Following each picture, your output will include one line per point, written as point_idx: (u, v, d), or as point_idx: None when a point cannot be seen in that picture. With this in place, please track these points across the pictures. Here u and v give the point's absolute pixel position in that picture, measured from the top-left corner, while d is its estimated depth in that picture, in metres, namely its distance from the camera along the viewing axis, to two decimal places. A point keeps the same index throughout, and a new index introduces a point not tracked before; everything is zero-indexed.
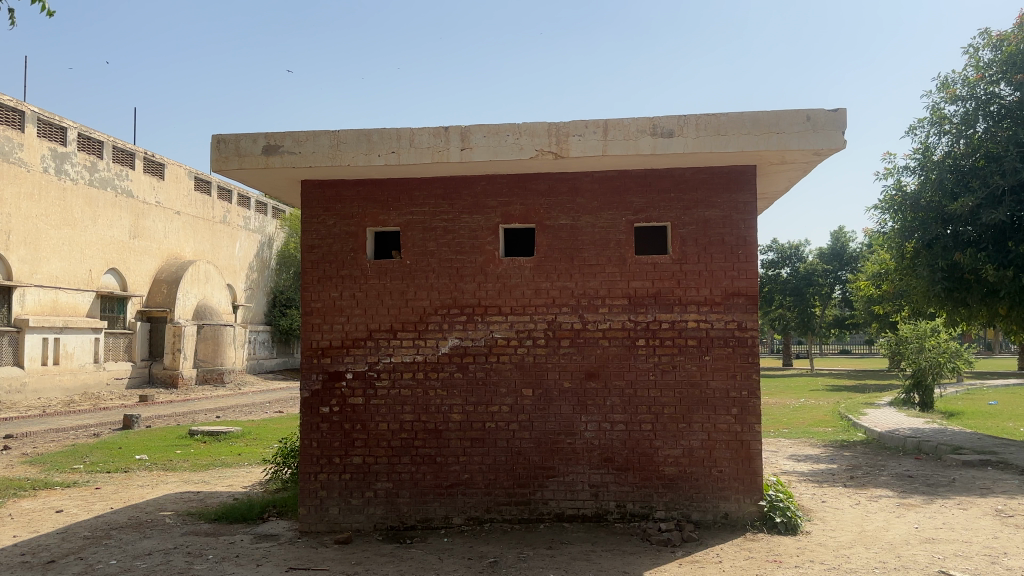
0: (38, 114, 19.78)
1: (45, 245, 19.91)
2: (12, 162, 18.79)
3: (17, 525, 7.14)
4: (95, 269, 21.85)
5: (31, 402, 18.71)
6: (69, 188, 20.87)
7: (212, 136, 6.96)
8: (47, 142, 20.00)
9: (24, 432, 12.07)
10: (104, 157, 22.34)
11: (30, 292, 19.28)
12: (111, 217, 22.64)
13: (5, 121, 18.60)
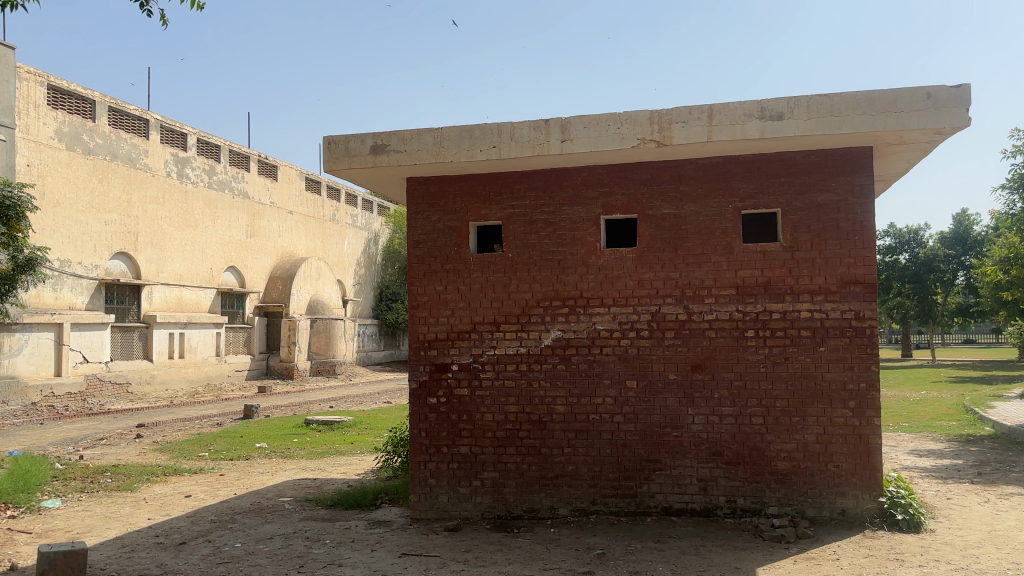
0: (161, 122, 21.01)
1: (170, 245, 21.12)
2: (138, 168, 20.05)
3: (151, 508, 7.63)
4: (216, 268, 23.11)
5: (160, 393, 19.90)
6: (190, 191, 22.08)
7: (323, 138, 7.22)
8: (169, 148, 21.24)
9: (156, 421, 12.86)
10: (222, 161, 23.56)
11: (156, 290, 20.52)
12: (229, 218, 23.82)
13: (131, 130, 19.87)
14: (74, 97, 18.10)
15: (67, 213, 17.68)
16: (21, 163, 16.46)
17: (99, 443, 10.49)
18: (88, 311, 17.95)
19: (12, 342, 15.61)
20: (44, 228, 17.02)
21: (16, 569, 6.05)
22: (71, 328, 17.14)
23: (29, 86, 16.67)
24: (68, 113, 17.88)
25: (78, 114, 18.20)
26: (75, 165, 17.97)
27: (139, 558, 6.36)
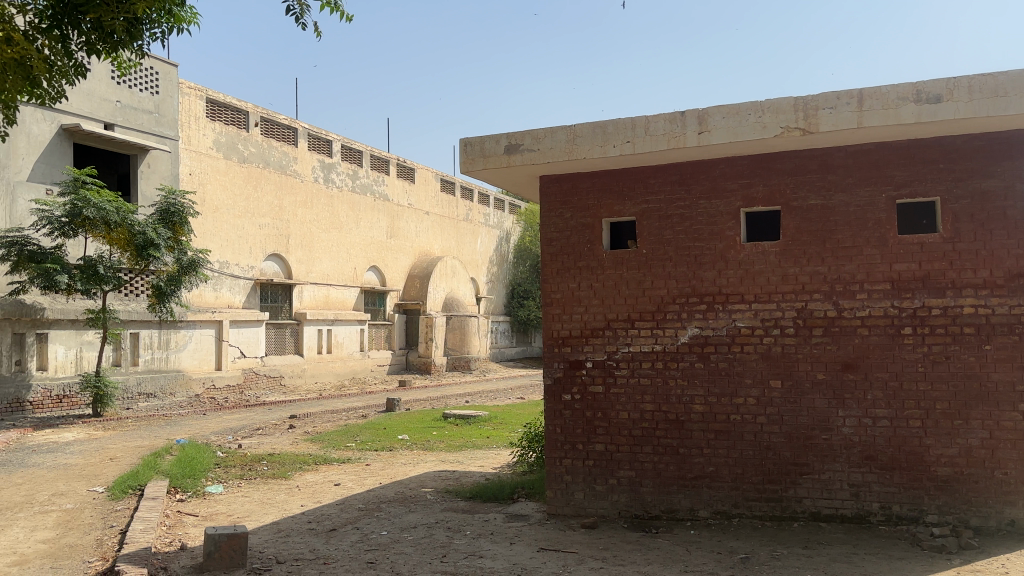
0: (309, 130, 22.28)
1: (318, 247, 22.34)
2: (289, 174, 21.35)
3: (305, 495, 8.09)
4: (359, 267, 24.21)
5: (310, 386, 20.97)
6: (336, 195, 23.28)
7: (459, 139, 7.40)
8: (316, 154, 22.50)
9: (307, 412, 13.63)
10: (364, 165, 24.74)
11: (307, 289, 21.78)
12: (371, 219, 24.93)
13: (282, 139, 21.21)
14: (230, 109, 19.44)
15: (225, 218, 19.03)
16: (184, 172, 17.86)
17: (255, 433, 11.23)
18: (244, 309, 19.22)
19: (177, 338, 16.96)
20: (205, 233, 18.39)
21: (186, 549, 6.58)
22: (229, 325, 18.42)
23: (190, 100, 18.06)
24: (225, 124, 19.21)
25: (234, 125, 19.55)
26: (232, 173, 19.31)
27: (294, 542, 6.77)
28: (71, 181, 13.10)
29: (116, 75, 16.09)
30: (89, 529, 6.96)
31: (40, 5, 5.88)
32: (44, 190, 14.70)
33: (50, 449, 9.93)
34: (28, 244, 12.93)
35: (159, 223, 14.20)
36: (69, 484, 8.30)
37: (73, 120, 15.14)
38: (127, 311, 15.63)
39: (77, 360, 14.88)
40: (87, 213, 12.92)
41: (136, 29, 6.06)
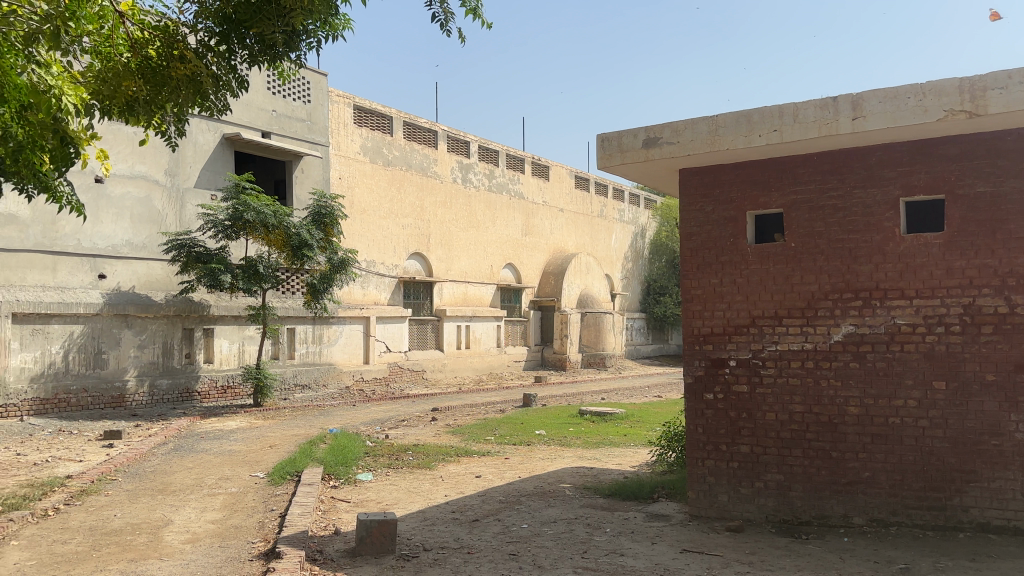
0: (448, 132, 22.97)
1: (456, 245, 22.98)
2: (430, 175, 22.09)
3: (448, 485, 8.33)
4: (496, 264, 24.66)
5: (450, 380, 21.62)
6: (473, 194, 23.85)
7: (596, 135, 7.39)
8: (454, 155, 23.16)
9: (448, 406, 14.05)
10: (501, 164, 25.22)
11: (447, 286, 22.46)
12: (507, 217, 25.36)
13: (422, 142, 21.97)
14: (376, 115, 20.37)
15: (371, 219, 19.92)
16: (334, 176, 18.84)
17: (400, 424, 11.67)
18: (389, 306, 20.04)
19: (329, 333, 17.95)
20: (353, 233, 19.30)
21: (340, 534, 6.92)
22: (376, 321, 19.28)
23: (339, 107, 19.02)
24: (371, 129, 20.15)
25: (379, 130, 20.47)
26: (377, 176, 20.19)
27: (439, 531, 6.98)
28: (233, 188, 14.12)
29: (272, 86, 17.16)
30: (253, 511, 7.46)
31: (208, 24, 6.38)
32: (208, 196, 15.91)
33: (216, 435, 10.73)
34: (195, 246, 14.03)
35: (312, 224, 14.99)
36: (234, 469, 8.93)
37: (234, 130, 16.30)
38: (285, 307, 16.66)
39: (239, 353, 15.97)
40: (247, 216, 13.89)
41: (295, 39, 6.35)
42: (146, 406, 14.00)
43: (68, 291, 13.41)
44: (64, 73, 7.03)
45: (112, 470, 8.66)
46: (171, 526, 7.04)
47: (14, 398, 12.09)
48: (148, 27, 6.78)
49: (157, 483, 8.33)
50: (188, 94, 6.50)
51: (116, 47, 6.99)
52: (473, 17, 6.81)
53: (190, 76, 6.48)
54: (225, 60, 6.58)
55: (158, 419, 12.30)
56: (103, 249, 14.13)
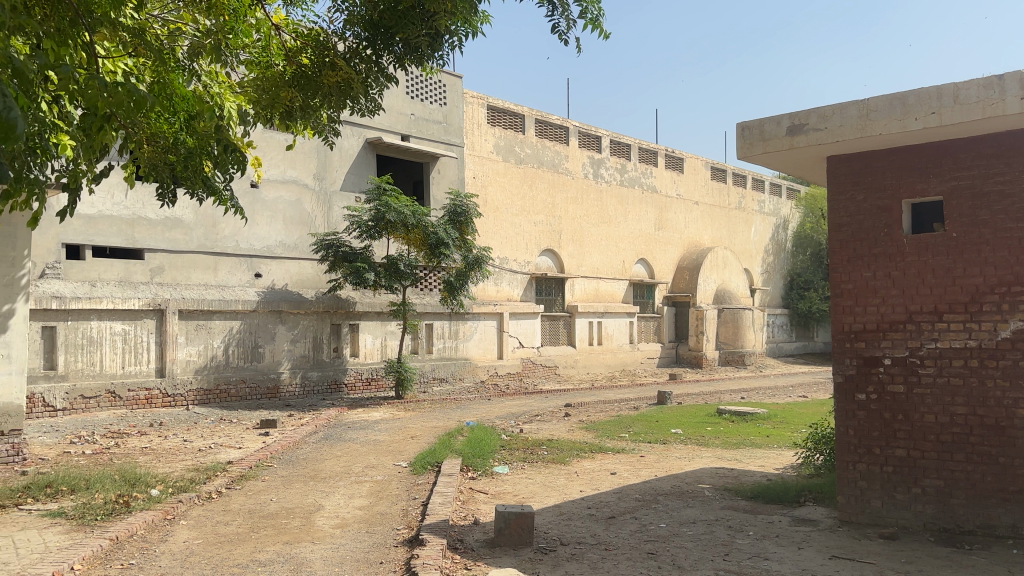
0: (579, 128, 23.01)
1: (588, 241, 22.99)
2: (562, 172, 22.21)
3: (583, 481, 8.35)
4: (628, 260, 24.48)
5: (582, 376, 21.62)
6: (605, 189, 23.77)
7: (736, 124, 7.18)
8: (586, 151, 23.17)
9: (582, 402, 14.04)
10: (633, 158, 24.99)
11: (578, 282, 22.51)
12: (640, 212, 25.10)
13: (554, 138, 22.12)
14: (509, 114, 20.70)
15: (504, 217, 20.27)
16: (469, 176, 19.31)
17: (535, 419, 11.80)
18: (522, 302, 20.33)
19: (464, 329, 18.37)
20: (486, 231, 19.71)
21: (478, 524, 7.08)
22: (509, 317, 19.59)
23: (473, 108, 19.50)
24: (504, 128, 20.54)
25: (512, 128, 20.80)
26: (510, 174, 20.53)
27: (576, 526, 7.00)
28: (375, 190, 14.77)
29: (411, 90, 17.80)
30: (397, 499, 7.77)
31: (357, 31, 6.70)
32: (353, 198, 16.71)
33: (361, 426, 11.26)
34: (341, 246, 14.77)
35: (449, 224, 15.41)
36: (378, 458, 9.34)
37: (376, 134, 17.04)
38: (423, 304, 17.26)
39: (382, 348, 16.68)
40: (389, 217, 14.48)
41: (438, 41, 6.52)
42: (298, 397, 14.88)
43: (227, 289, 14.46)
44: (223, 83, 7.73)
45: (268, 456, 9.27)
46: (322, 511, 7.44)
47: (181, 388, 13.14)
48: (299, 36, 7.17)
49: (309, 470, 8.84)
50: (340, 99, 6.92)
51: (270, 56, 7.51)
52: (591, 29, 6.74)
53: (340, 82, 6.84)
54: (371, 62, 6.83)
55: (309, 410, 13.06)
56: (259, 250, 15.14)
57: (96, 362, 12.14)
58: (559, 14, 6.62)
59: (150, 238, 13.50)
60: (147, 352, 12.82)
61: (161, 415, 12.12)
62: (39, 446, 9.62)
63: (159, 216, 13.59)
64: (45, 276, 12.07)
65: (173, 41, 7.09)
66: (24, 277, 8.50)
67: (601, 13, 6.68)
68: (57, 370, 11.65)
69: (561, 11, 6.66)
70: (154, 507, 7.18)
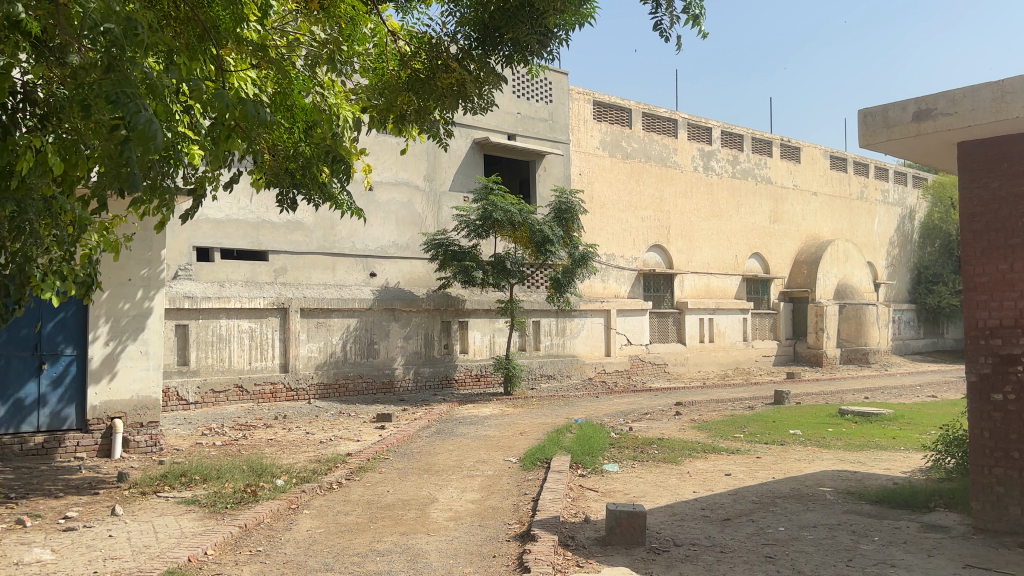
0: (689, 120, 22.59)
1: (698, 236, 22.59)
2: (670, 165, 21.89)
3: (696, 482, 8.18)
4: (741, 254, 23.90)
5: (694, 374, 21.15)
6: (716, 182, 23.24)
7: (858, 111, 6.82)
8: (696, 143, 22.73)
9: (694, 401, 13.73)
10: (745, 149, 24.30)
11: (688, 278, 22.23)
12: (753, 204, 24.40)
13: (662, 132, 21.80)
14: (615, 108, 20.59)
15: (611, 213, 20.19)
16: (575, 172, 19.33)
17: (645, 417, 11.67)
18: (630, 299, 20.14)
19: (571, 326, 18.35)
20: (593, 228, 19.68)
21: (590, 522, 7.06)
22: (617, 314, 19.41)
23: (579, 105, 19.52)
24: (610, 123, 20.45)
25: (619, 123, 20.68)
26: (617, 169, 20.41)
27: (689, 527, 6.85)
28: (482, 189, 14.98)
29: (517, 90, 18.00)
30: (508, 494, 7.85)
31: (468, 32, 6.77)
32: (462, 198, 17.03)
33: (472, 421, 11.45)
34: (451, 245, 15.05)
35: (555, 221, 15.46)
36: (489, 453, 9.47)
37: (483, 134, 17.31)
38: (530, 301, 17.40)
39: (490, 345, 16.92)
40: (496, 215, 14.66)
41: (549, 37, 6.52)
42: (412, 392, 15.29)
43: (345, 288, 15.05)
44: (341, 92, 8.13)
45: (384, 449, 9.57)
46: (436, 504, 7.61)
47: (303, 382, 13.75)
48: (412, 40, 7.31)
49: (422, 463, 9.07)
50: (454, 100, 7.06)
51: (384, 62, 7.77)
52: (693, 25, 6.58)
53: (454, 84, 6.98)
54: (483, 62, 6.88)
55: (422, 405, 13.40)
56: (374, 250, 15.66)
57: (225, 358, 12.87)
58: (662, 10, 6.50)
59: (273, 240, 14.22)
60: (272, 348, 13.50)
61: (284, 409, 12.72)
62: (176, 437, 10.31)
63: (282, 219, 14.29)
64: (178, 277, 12.93)
65: (293, 53, 7.44)
66: (163, 273, 9.17)
67: (704, 10, 6.51)
68: (189, 366, 12.39)
69: (664, 7, 6.54)
70: (279, 496, 7.54)
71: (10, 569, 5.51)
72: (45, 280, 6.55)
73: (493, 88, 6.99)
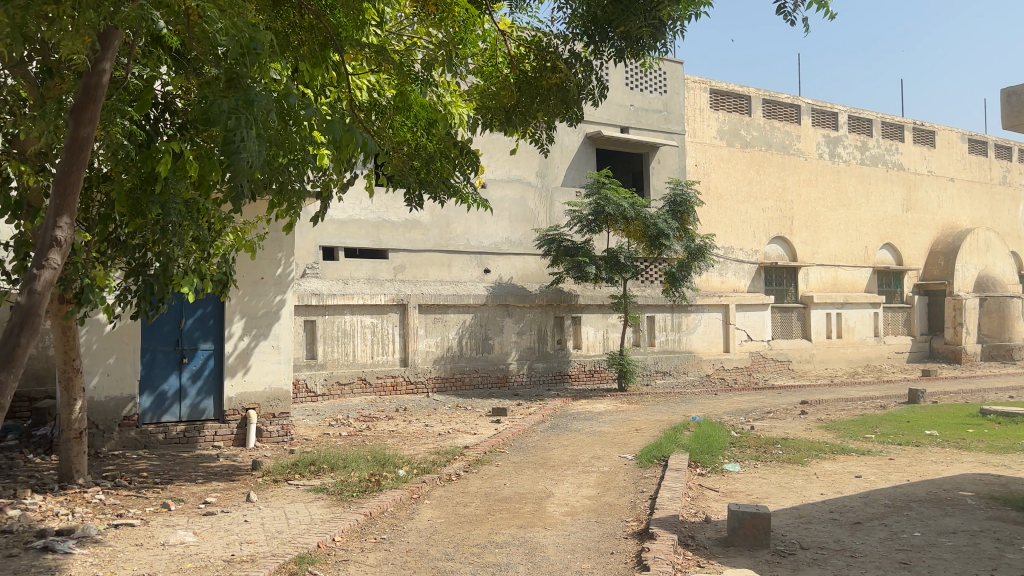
0: (813, 106, 21.67)
1: (823, 227, 21.63)
2: (793, 153, 21.08)
3: (823, 484, 7.82)
4: (871, 246, 22.71)
5: (820, 371, 20.25)
6: (843, 169, 22.18)
7: (1001, 90, 6.34)
8: (821, 130, 21.78)
9: (819, 399, 13.15)
10: (875, 134, 23.07)
11: (813, 271, 21.28)
12: (883, 192, 23.13)
13: (784, 118, 21.02)
14: (733, 96, 20.04)
15: (729, 204, 19.65)
16: (691, 163, 18.94)
17: (767, 416, 11.28)
18: (750, 293, 19.51)
19: (688, 321, 17.99)
20: (711, 220, 19.24)
21: (710, 521, 6.88)
22: (736, 309, 18.87)
23: (695, 94, 19.12)
24: (728, 112, 19.93)
25: (738, 111, 20.12)
26: (735, 159, 19.85)
27: (816, 530, 6.56)
28: (594, 183, 14.95)
29: (631, 82, 17.83)
30: (626, 491, 7.77)
31: (576, 30, 6.73)
32: (575, 193, 17.01)
33: (587, 417, 11.42)
34: (563, 241, 15.09)
35: (670, 213, 15.22)
36: (605, 449, 9.40)
37: (596, 128, 17.24)
38: (645, 295, 17.19)
39: (604, 340, 16.81)
40: (608, 210, 14.54)
41: (663, 29, 6.38)
42: (527, 386, 15.39)
43: (461, 284, 15.33)
44: (456, 93, 8.37)
45: (500, 443, 9.68)
46: (552, 498, 7.63)
47: (422, 376, 14.11)
48: (522, 42, 7.32)
49: (538, 458, 9.12)
50: (554, 103, 7.06)
51: (497, 64, 7.86)
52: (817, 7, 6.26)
53: (557, 86, 6.96)
54: (589, 68, 6.86)
55: (537, 400, 13.48)
56: (487, 247, 15.88)
57: (349, 353, 13.37)
58: None
59: (393, 239, 14.67)
60: (392, 343, 13.91)
61: (404, 402, 13.10)
62: (305, 427, 10.83)
63: (401, 218, 14.73)
64: (305, 275, 13.54)
65: (411, 57, 7.60)
66: (293, 273, 9.64)
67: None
68: (317, 359, 12.98)
69: None
70: (402, 486, 7.77)
71: (158, 548, 5.94)
72: (185, 277, 6.95)
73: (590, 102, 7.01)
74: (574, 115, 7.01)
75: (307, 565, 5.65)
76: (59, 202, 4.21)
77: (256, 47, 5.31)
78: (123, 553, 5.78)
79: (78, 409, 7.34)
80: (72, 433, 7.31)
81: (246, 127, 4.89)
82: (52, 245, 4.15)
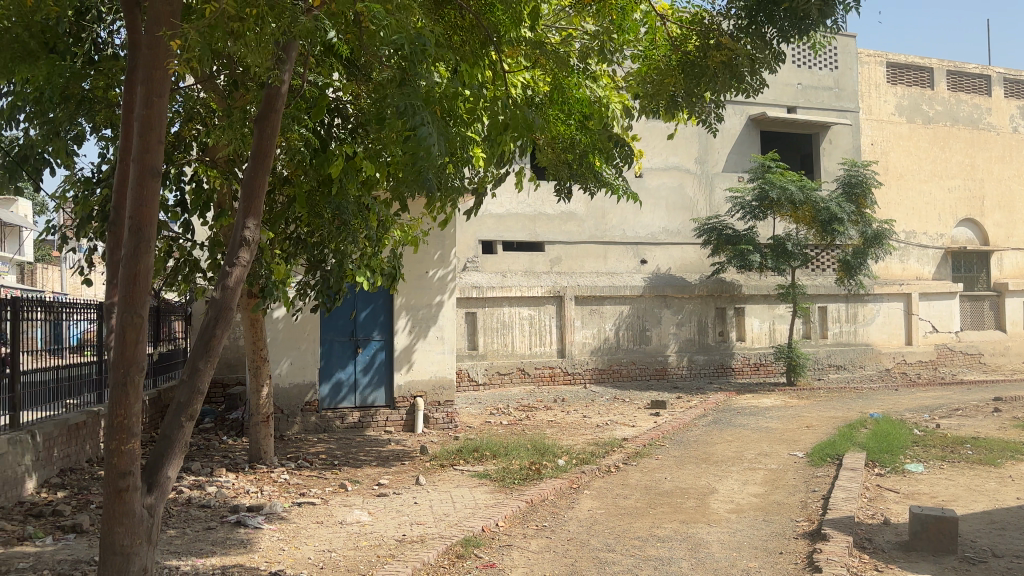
0: (1006, 75, 19.78)
1: (1020, 207, 19.82)
2: (982, 128, 19.37)
3: (1020, 488, 7.14)
4: None
5: (1017, 366, 18.40)
6: None
7: None
8: (1016, 101, 19.86)
9: (1015, 396, 11.98)
10: None
11: (1007, 256, 19.63)
12: None
13: (972, 90, 19.36)
14: (913, 69, 18.73)
15: (910, 184, 18.36)
16: (866, 142, 17.86)
17: (955, 413, 10.43)
18: (936, 281, 18.08)
19: (865, 311, 16.94)
20: (891, 202, 18.10)
21: (889, 524, 6.45)
22: (919, 298, 17.53)
23: (870, 68, 18.00)
24: (908, 86, 18.60)
25: (919, 85, 18.76)
26: (917, 135, 18.54)
27: (1011, 538, 6.00)
28: (758, 168, 14.32)
29: (800, 60, 17.09)
30: (795, 490, 7.45)
31: (739, 7, 6.38)
32: (737, 178, 16.50)
33: (752, 411, 11.06)
34: (724, 229, 14.69)
35: (844, 196, 14.46)
36: (772, 446, 9.06)
37: (760, 109, 16.66)
38: (815, 285, 16.39)
39: (771, 332, 16.20)
40: (773, 194, 13.99)
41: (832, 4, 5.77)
42: (687, 378, 15.11)
43: (617, 275, 15.28)
44: (610, 83, 8.37)
45: (660, 436, 9.57)
46: (716, 495, 7.44)
47: (579, 367, 14.19)
48: (680, 21, 7.15)
49: (700, 452, 8.93)
50: (724, 80, 6.69)
51: (655, 48, 7.73)
52: None
53: (725, 62, 6.62)
54: (761, 41, 6.36)
55: (700, 392, 13.21)
56: (644, 237, 15.72)
57: (508, 343, 13.68)
58: None
59: (549, 232, 14.90)
60: (550, 334, 14.09)
61: (563, 393, 13.22)
62: (469, 415, 11.22)
63: (557, 211, 14.90)
64: (466, 269, 14.05)
65: (568, 48, 7.70)
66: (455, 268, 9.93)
67: None
68: (478, 350, 13.41)
69: None
70: (562, 475, 7.86)
71: (337, 526, 6.33)
72: (358, 270, 7.32)
73: (769, 70, 6.51)
74: (747, 87, 6.67)
75: (472, 548, 5.83)
76: (246, 204, 4.31)
77: (422, 43, 5.54)
78: (306, 530, 6.21)
79: (265, 394, 7.95)
80: (260, 417, 7.96)
81: (425, 119, 5.04)
82: (242, 244, 4.30)
